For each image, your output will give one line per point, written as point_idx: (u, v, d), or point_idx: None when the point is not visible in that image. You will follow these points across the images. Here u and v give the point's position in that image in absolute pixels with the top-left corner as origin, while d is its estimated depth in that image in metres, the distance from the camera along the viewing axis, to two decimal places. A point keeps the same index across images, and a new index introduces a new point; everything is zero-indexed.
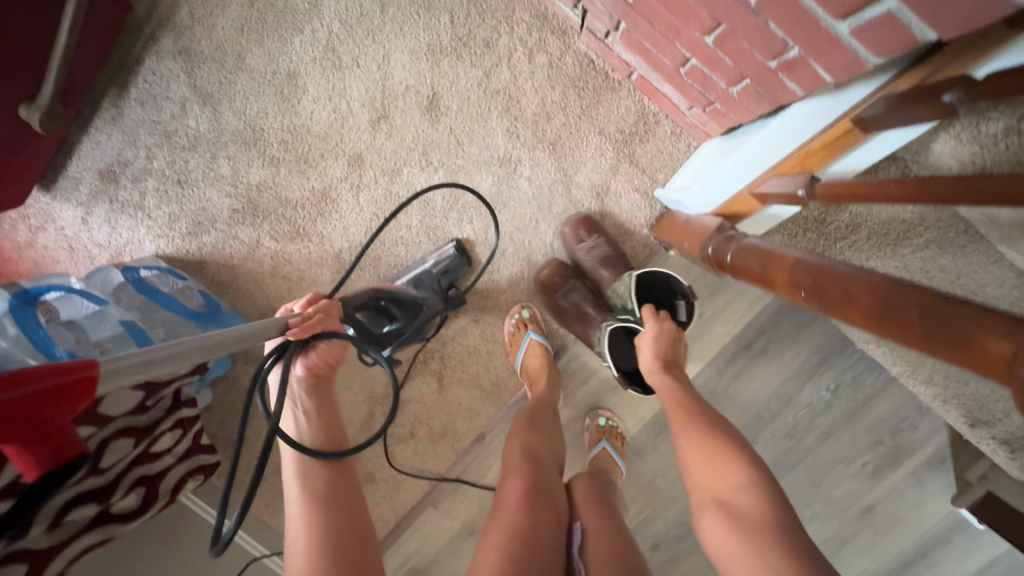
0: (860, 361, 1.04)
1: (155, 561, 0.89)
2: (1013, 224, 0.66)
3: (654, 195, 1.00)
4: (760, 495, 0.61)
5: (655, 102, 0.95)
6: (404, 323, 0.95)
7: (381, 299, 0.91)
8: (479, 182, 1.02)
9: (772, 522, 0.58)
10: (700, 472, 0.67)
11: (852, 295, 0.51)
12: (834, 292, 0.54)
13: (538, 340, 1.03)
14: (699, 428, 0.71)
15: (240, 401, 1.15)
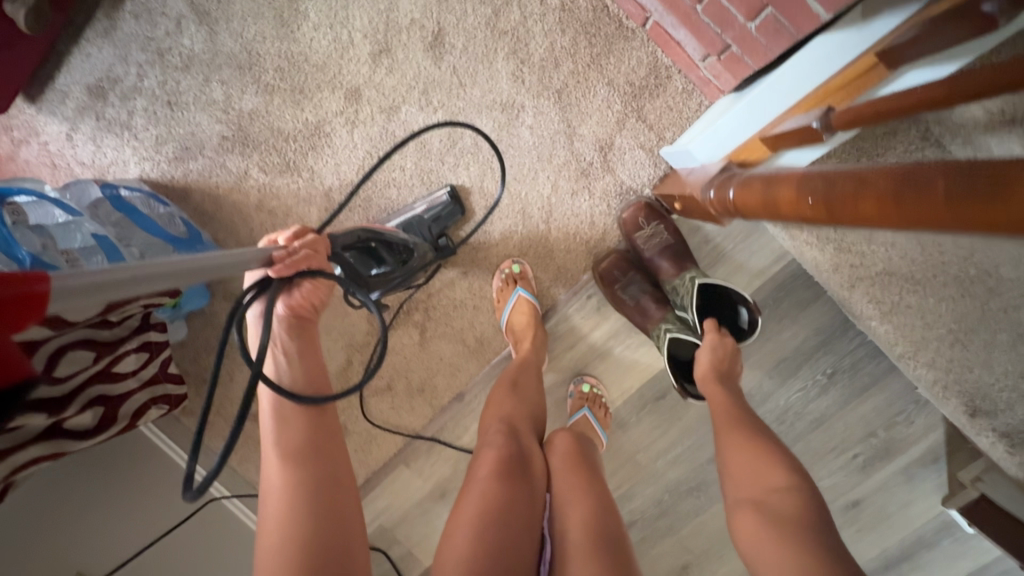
0: (860, 346, 1.00)
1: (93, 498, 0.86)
2: None
3: (659, 153, 0.95)
4: (798, 497, 0.58)
5: (668, 54, 0.91)
6: (392, 267, 0.90)
7: (371, 239, 0.83)
8: (479, 127, 0.98)
9: (809, 523, 0.55)
10: (737, 472, 0.64)
11: (858, 185, 0.42)
12: (836, 191, 0.45)
13: (527, 297, 0.98)
14: (743, 430, 0.69)
15: (216, 339, 1.12)
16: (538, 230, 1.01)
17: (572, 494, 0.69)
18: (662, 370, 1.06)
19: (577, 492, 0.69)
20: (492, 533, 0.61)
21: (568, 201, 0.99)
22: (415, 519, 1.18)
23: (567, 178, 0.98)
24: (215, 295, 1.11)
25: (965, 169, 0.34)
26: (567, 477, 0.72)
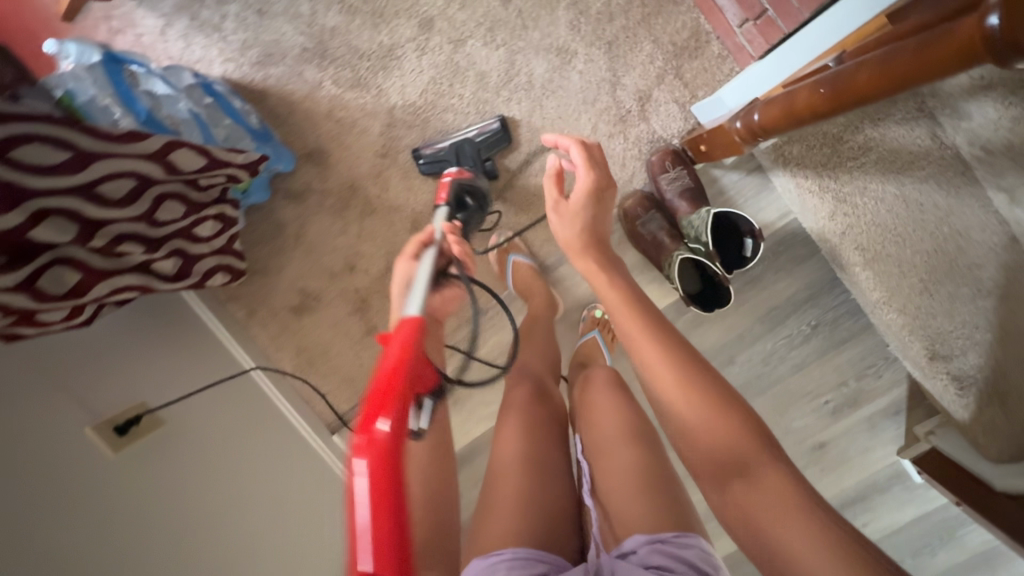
0: (844, 304, 1.13)
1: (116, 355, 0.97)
2: (1004, 152, 0.80)
3: (691, 109, 1.08)
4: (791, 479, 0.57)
5: (711, 21, 1.03)
6: (470, 215, 0.99)
7: (461, 189, 0.95)
8: (534, 67, 1.10)
9: (797, 494, 0.56)
10: (719, 443, 0.62)
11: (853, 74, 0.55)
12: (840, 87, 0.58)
13: (523, 261, 1.12)
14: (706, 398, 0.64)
15: (270, 233, 1.24)
16: None
17: (599, 412, 0.81)
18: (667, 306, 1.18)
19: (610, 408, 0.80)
20: (533, 447, 0.75)
21: (605, 143, 1.11)
22: None
23: (607, 122, 1.10)
24: (275, 194, 1.22)
25: (920, 48, 0.47)
26: (597, 402, 0.82)
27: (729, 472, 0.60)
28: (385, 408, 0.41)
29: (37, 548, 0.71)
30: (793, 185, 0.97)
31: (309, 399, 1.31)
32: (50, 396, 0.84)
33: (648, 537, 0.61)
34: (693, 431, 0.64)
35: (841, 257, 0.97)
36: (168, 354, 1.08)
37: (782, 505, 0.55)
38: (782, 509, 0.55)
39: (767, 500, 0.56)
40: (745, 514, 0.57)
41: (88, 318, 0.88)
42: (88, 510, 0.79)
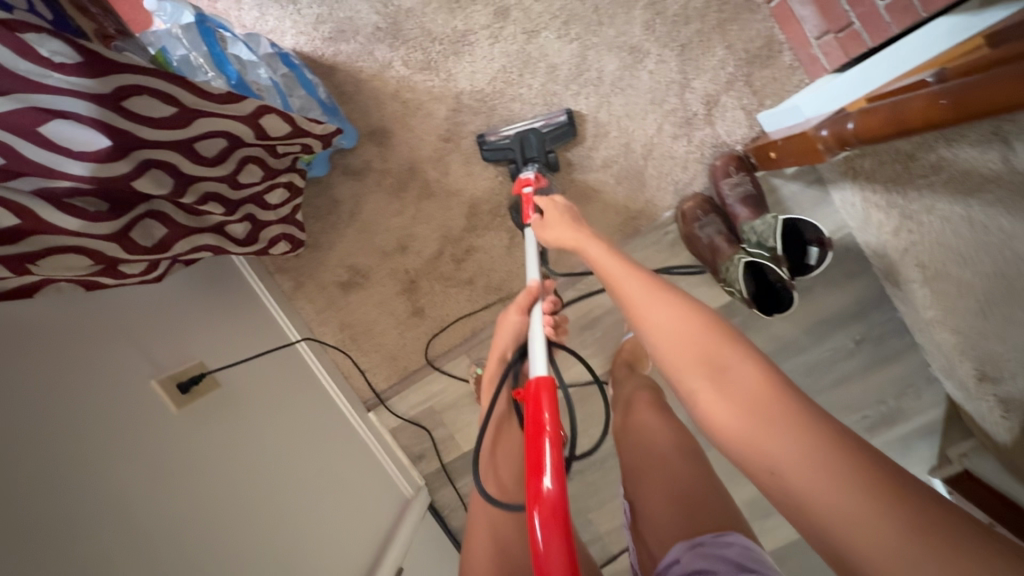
0: (890, 321, 1.15)
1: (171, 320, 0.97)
2: None
3: (757, 117, 1.09)
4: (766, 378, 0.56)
5: (786, 31, 1.04)
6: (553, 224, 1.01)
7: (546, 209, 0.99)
8: (605, 64, 1.12)
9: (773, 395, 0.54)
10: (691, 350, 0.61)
11: (995, 86, 0.52)
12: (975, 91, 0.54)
13: None
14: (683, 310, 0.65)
15: (326, 207, 1.25)
16: (636, 165, 1.14)
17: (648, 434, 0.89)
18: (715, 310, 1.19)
19: (661, 432, 0.89)
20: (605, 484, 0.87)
21: (668, 144, 1.13)
22: (463, 406, 1.32)
23: (672, 124, 1.12)
24: (334, 169, 1.24)
25: None
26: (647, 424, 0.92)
27: (703, 382, 0.59)
28: (545, 469, 0.52)
29: (103, 497, 0.73)
30: (858, 199, 0.99)
31: (349, 374, 1.32)
32: (116, 348, 0.86)
33: (690, 545, 0.69)
34: (663, 343, 0.64)
35: (899, 273, 1.00)
36: (222, 319, 1.09)
37: (751, 407, 0.54)
38: (755, 410, 0.54)
39: (739, 403, 0.55)
40: (714, 417, 0.57)
41: (161, 275, 0.89)
42: (149, 462, 0.81)
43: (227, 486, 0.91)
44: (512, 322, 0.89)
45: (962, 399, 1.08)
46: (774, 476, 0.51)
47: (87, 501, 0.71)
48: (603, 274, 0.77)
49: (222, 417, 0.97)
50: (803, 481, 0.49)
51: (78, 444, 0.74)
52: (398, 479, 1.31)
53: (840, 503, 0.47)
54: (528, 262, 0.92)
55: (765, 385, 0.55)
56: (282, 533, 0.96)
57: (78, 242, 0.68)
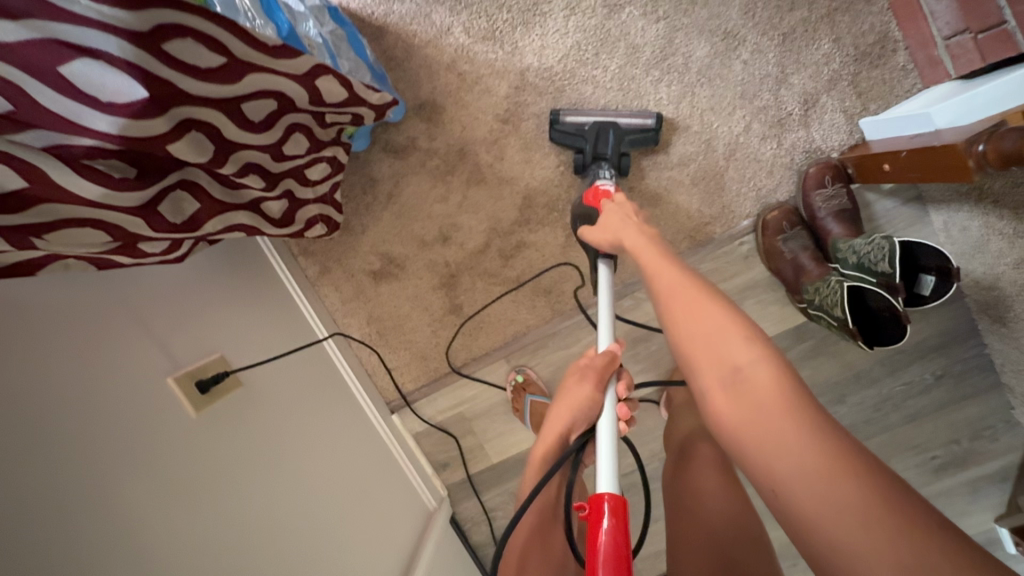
0: (977, 357, 1.03)
1: (189, 308, 0.85)
2: None
3: (858, 122, 0.98)
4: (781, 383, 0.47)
5: (905, 27, 0.93)
6: None
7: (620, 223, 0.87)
8: (694, 49, 1.00)
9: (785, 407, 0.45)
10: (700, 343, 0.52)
11: None
12: None
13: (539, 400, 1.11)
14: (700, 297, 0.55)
15: (361, 186, 1.12)
16: (716, 165, 1.02)
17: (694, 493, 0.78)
18: (785, 332, 1.08)
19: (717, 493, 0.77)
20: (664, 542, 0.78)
21: (754, 145, 1.01)
22: (496, 414, 1.21)
23: (762, 123, 1.00)
24: (374, 145, 1.10)
25: None
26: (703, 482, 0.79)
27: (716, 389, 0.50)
28: None
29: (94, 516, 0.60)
30: (977, 223, 0.89)
31: (374, 372, 1.21)
32: (127, 338, 0.73)
33: None
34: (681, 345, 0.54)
35: (1009, 308, 0.91)
36: (242, 306, 0.96)
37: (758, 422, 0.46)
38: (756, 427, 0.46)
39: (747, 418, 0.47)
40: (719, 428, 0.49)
41: (183, 256, 0.76)
42: (163, 476, 0.69)
43: (246, 502, 0.79)
44: (580, 397, 0.67)
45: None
46: (774, 495, 0.44)
47: (70, 517, 0.58)
48: (649, 270, 0.62)
49: (243, 421, 0.85)
50: (804, 508, 0.42)
51: (81, 458, 0.61)
52: (422, 491, 1.21)
53: (846, 540, 0.40)
54: (599, 322, 0.74)
55: (782, 396, 0.46)
56: (305, 554, 0.85)
57: (95, 213, 0.55)
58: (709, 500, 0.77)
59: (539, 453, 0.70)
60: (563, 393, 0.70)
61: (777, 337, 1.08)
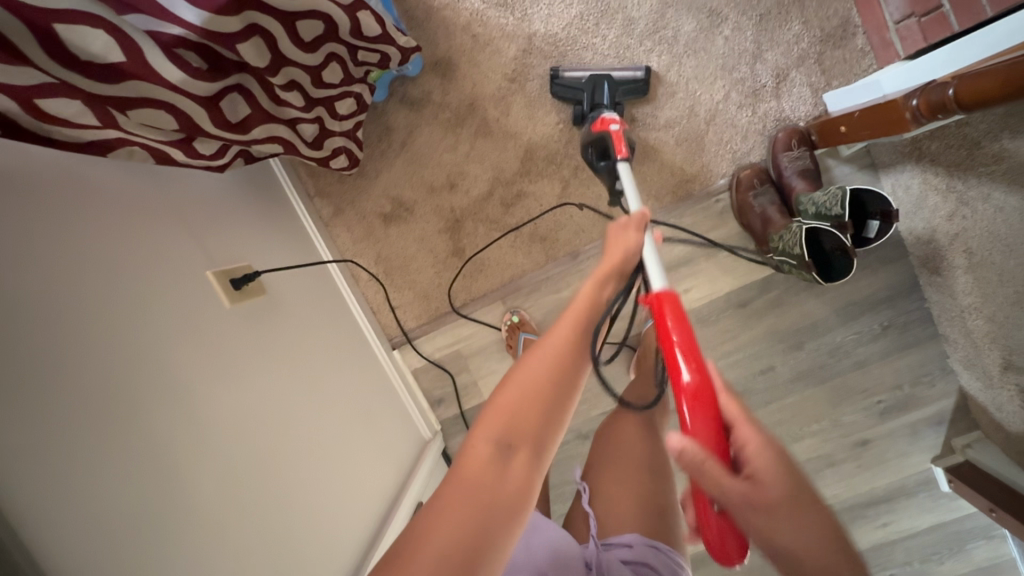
0: (918, 310, 1.17)
1: (222, 219, 0.94)
2: None
3: (822, 96, 1.12)
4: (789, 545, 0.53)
5: (863, 14, 1.07)
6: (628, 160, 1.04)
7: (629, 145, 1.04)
8: (682, 25, 1.13)
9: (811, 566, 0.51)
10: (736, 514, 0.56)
11: None
12: None
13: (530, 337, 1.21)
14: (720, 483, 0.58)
15: (378, 134, 1.22)
16: (698, 128, 1.15)
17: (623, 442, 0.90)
18: (753, 283, 1.21)
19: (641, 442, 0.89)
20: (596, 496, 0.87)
21: (732, 112, 1.14)
22: (490, 353, 1.31)
23: (739, 93, 1.13)
24: (391, 97, 1.21)
25: None
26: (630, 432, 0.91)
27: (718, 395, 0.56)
28: (684, 365, 0.57)
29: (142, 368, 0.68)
30: (917, 181, 1.03)
31: (378, 310, 1.30)
32: (169, 230, 0.81)
33: (647, 541, 0.78)
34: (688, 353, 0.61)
35: (943, 258, 1.05)
36: (268, 230, 1.05)
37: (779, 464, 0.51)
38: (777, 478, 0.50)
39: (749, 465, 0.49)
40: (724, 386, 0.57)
41: (224, 164, 0.85)
42: (201, 349, 0.78)
43: (271, 391, 0.88)
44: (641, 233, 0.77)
45: (978, 390, 1.15)
46: None
47: (123, 364, 0.66)
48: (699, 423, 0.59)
49: (266, 323, 0.94)
50: None
51: (138, 318, 0.70)
52: (418, 422, 1.30)
53: None
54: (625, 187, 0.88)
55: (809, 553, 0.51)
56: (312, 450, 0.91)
57: (171, 97, 0.65)
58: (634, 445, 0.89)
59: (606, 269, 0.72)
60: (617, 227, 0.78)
61: (746, 287, 1.21)
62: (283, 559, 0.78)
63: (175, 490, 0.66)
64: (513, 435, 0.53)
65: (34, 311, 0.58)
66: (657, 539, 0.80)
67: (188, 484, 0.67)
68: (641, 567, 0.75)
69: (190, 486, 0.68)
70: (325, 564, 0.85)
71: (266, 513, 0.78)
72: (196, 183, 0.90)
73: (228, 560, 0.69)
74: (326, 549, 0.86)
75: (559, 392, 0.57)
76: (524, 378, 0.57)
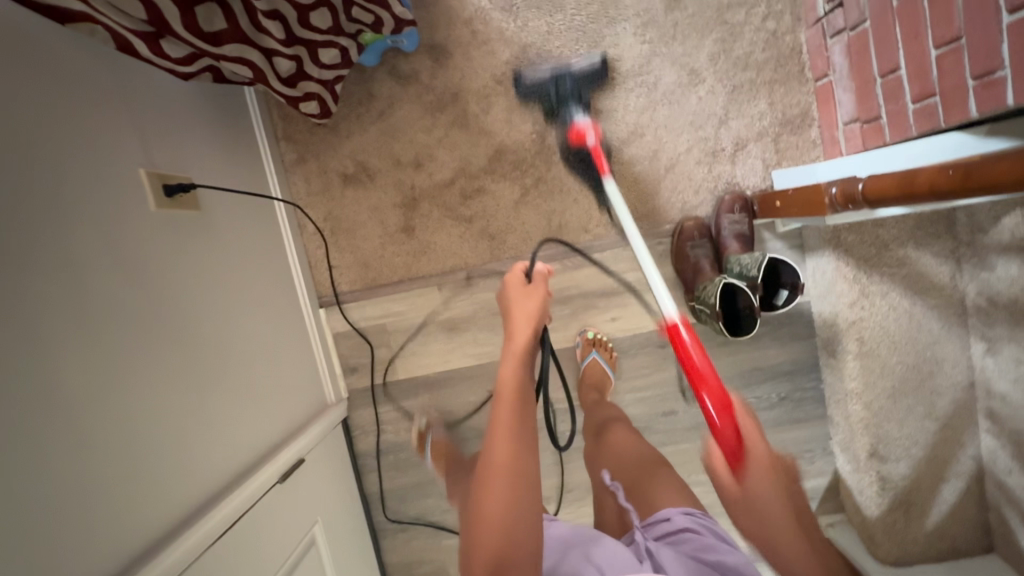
0: (813, 389, 1.26)
1: (174, 129, 0.93)
2: (1006, 300, 0.94)
3: (771, 173, 1.21)
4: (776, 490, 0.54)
5: (820, 110, 1.17)
6: None
7: None
8: (663, 76, 1.21)
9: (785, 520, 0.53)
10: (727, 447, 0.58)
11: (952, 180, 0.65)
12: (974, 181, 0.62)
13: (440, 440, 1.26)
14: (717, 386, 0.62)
15: (358, 97, 1.25)
16: (656, 172, 1.23)
17: (606, 456, 0.96)
18: None
19: (631, 444, 0.96)
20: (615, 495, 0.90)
21: (690, 166, 1.22)
22: (413, 335, 1.32)
23: (700, 151, 1.22)
24: (380, 66, 1.24)
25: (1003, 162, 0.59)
26: (624, 436, 0.98)
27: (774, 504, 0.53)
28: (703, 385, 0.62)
29: (39, 236, 0.66)
30: (833, 267, 1.08)
31: (315, 265, 1.30)
32: (110, 117, 0.80)
33: (682, 510, 0.79)
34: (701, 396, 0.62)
35: (839, 342, 1.11)
36: (221, 155, 1.05)
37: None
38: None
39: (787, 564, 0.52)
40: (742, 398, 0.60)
41: (189, 73, 0.85)
42: (114, 239, 0.77)
43: (177, 303, 0.86)
44: (539, 301, 0.87)
45: (849, 474, 1.23)
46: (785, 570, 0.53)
47: (21, 223, 0.64)
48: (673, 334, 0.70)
49: (194, 239, 0.93)
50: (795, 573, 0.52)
51: (55, 187, 0.69)
52: (325, 384, 1.29)
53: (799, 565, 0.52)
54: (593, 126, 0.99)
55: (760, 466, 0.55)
56: (205, 376, 0.89)
57: None
58: (623, 447, 0.96)
59: (518, 345, 0.80)
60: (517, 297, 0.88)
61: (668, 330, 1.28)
62: (141, 468, 0.74)
63: (38, 367, 0.63)
64: (508, 554, 0.61)
65: None
66: (688, 505, 0.81)
67: (55, 366, 0.65)
68: (676, 535, 0.76)
69: (57, 369, 0.65)
70: (183, 486, 0.81)
71: (135, 420, 0.74)
72: (158, 86, 0.90)
73: (75, 451, 0.66)
74: (190, 472, 0.83)
75: (527, 478, 0.66)
76: (494, 495, 0.63)
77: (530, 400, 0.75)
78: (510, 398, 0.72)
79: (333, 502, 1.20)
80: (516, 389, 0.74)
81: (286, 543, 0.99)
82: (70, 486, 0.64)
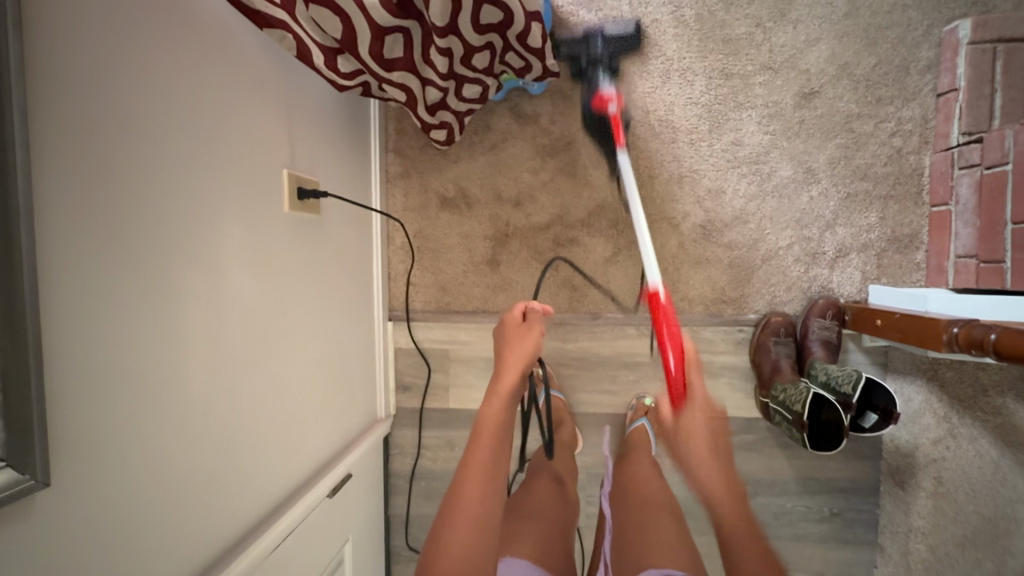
0: (868, 512, 1.22)
1: (314, 133, 0.95)
2: None
3: (868, 286, 1.20)
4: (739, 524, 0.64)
5: (931, 236, 1.16)
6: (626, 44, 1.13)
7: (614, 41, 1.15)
8: (778, 168, 1.21)
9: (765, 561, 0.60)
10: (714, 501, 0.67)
11: None
12: None
13: None
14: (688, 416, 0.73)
15: (475, 127, 1.26)
16: (751, 261, 1.22)
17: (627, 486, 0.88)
18: (737, 417, 1.25)
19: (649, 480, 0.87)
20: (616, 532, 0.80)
21: (787, 262, 1.21)
22: (474, 367, 1.31)
23: (801, 249, 1.21)
24: (502, 102, 1.25)
25: None
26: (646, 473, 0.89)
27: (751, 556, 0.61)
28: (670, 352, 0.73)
29: (192, 228, 0.67)
30: (920, 397, 1.12)
31: (394, 277, 1.31)
32: (269, 119, 0.82)
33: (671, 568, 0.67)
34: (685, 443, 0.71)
35: (913, 475, 1.13)
36: (344, 163, 1.07)
37: None
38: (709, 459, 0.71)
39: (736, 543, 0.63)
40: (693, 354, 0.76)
41: (347, 86, 0.88)
42: (249, 236, 0.78)
43: (275, 304, 0.85)
44: (534, 344, 0.80)
45: None
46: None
47: (183, 211, 0.65)
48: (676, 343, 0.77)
49: (308, 242, 0.94)
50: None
51: (216, 181, 0.70)
52: (379, 398, 1.28)
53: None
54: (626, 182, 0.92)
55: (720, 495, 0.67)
56: (286, 381, 0.88)
57: (352, 11, 0.72)
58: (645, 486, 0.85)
59: (506, 386, 0.74)
60: (512, 336, 0.82)
61: (731, 419, 1.25)
62: (217, 473, 0.72)
63: (166, 361, 0.63)
64: None
65: (134, 129, 0.58)
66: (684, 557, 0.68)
67: (178, 361, 0.65)
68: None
69: (175, 364, 0.65)
70: (246, 497, 0.78)
71: (222, 421, 0.73)
72: (309, 92, 0.93)
73: (171, 448, 0.64)
74: (259, 479, 0.82)
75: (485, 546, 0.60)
76: (455, 538, 0.58)
77: (508, 446, 0.71)
78: (490, 438, 0.69)
79: (364, 520, 1.18)
80: (494, 436, 0.69)
81: (317, 559, 0.96)
82: (160, 487, 0.63)
